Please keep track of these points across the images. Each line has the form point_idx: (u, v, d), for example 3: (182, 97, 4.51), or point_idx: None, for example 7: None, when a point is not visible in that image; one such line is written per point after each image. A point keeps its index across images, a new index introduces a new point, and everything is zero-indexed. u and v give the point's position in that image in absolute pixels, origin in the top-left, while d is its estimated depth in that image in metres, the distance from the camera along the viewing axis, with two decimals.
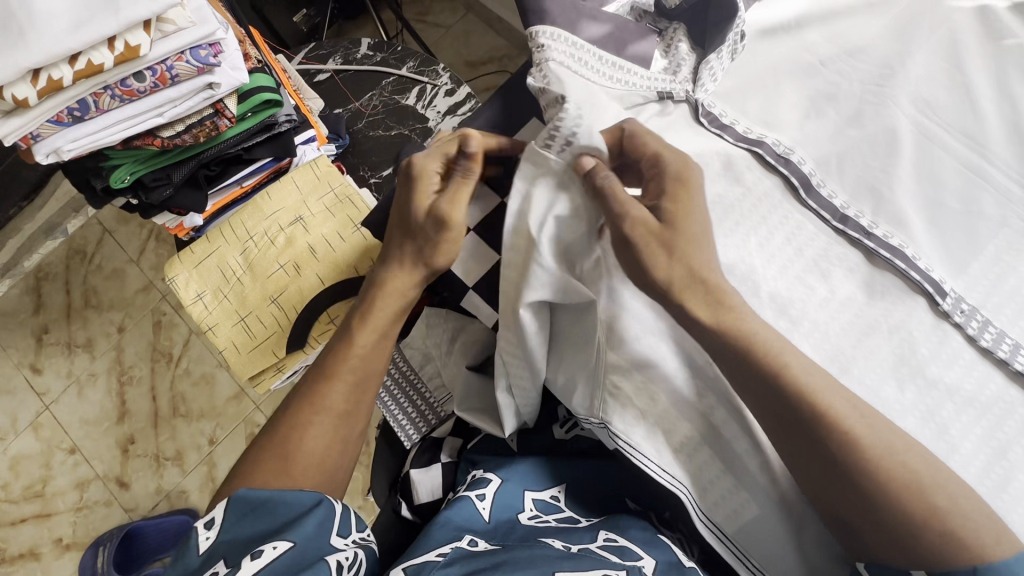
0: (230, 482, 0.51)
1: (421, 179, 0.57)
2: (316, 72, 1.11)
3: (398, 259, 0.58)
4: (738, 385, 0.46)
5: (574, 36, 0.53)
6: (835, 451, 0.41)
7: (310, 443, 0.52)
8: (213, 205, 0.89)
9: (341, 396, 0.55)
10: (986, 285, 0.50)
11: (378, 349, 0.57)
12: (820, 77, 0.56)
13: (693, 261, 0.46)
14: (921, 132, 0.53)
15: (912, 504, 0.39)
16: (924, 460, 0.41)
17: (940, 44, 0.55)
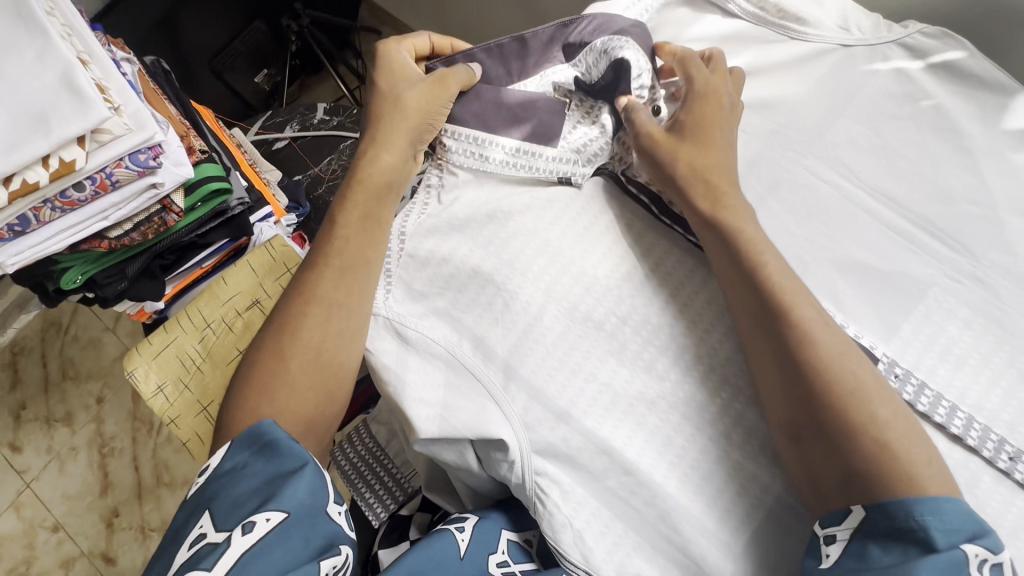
0: (233, 395, 0.53)
1: (382, 57, 0.60)
2: (274, 140, 1.12)
3: (375, 144, 0.58)
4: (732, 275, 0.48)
5: (479, 132, 0.58)
6: (790, 347, 0.44)
7: (307, 335, 0.52)
8: (173, 288, 0.88)
9: (332, 287, 0.54)
10: (918, 347, 0.50)
11: (365, 236, 0.56)
12: (748, 141, 0.56)
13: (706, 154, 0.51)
14: (845, 196, 0.54)
15: (855, 412, 0.41)
16: (879, 385, 0.43)
17: (862, 107, 0.56)
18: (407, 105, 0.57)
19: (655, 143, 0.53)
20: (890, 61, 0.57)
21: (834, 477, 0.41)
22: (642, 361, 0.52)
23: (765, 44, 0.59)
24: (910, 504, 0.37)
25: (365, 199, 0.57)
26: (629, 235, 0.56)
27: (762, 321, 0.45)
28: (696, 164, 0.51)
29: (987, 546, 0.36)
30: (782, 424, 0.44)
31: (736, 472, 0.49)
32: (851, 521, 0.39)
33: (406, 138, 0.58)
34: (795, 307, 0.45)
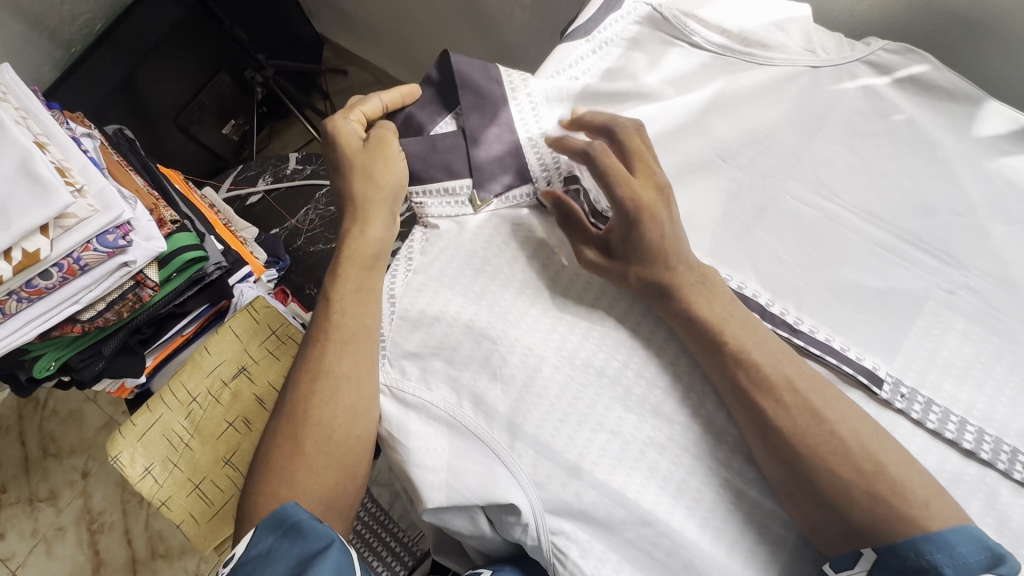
0: (252, 486, 0.51)
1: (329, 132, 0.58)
2: (248, 195, 1.10)
3: (355, 216, 0.57)
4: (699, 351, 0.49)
5: (445, 181, 0.57)
6: (768, 417, 0.45)
7: (319, 412, 0.51)
8: (154, 359, 0.85)
9: (342, 361, 0.52)
10: (921, 363, 0.50)
11: (362, 306, 0.54)
12: (727, 172, 0.56)
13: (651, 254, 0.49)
14: (830, 217, 0.55)
15: (841, 468, 0.42)
16: (858, 427, 0.44)
17: (836, 127, 0.57)
18: (374, 179, 0.56)
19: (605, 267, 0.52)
20: (858, 79, 0.58)
21: (839, 527, 0.42)
22: (647, 406, 0.51)
23: (733, 71, 0.59)
24: (919, 544, 0.39)
25: (357, 275, 0.55)
26: None
27: (739, 397, 0.46)
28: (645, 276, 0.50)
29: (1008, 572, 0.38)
30: (778, 484, 0.46)
31: (756, 512, 0.48)
32: (865, 564, 0.41)
33: (386, 206, 0.57)
34: (769, 379, 0.45)
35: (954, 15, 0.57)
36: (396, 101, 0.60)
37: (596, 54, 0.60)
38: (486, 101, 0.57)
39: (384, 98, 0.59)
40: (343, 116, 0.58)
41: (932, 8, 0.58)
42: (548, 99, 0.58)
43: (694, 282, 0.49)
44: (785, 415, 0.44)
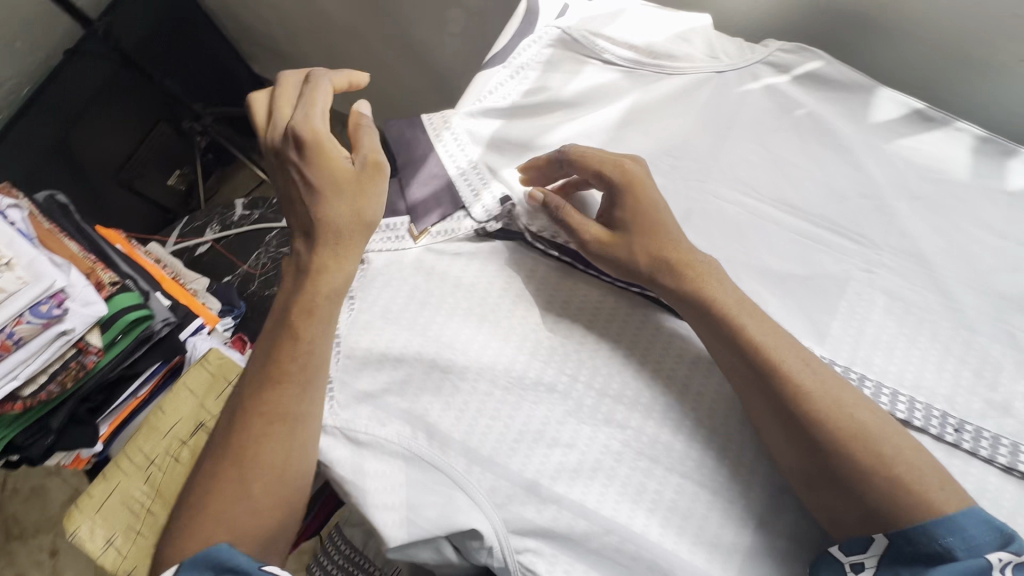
0: (191, 524, 0.49)
1: (307, 142, 0.52)
2: (196, 245, 1.09)
3: (325, 240, 0.52)
4: (706, 334, 0.50)
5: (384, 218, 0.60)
6: (790, 403, 0.45)
7: (267, 454, 0.49)
8: (109, 426, 0.82)
9: (294, 399, 0.50)
10: (851, 342, 0.52)
11: (318, 341, 0.52)
12: (653, 180, 0.59)
13: (656, 235, 0.52)
14: (753, 212, 0.57)
15: (861, 455, 0.43)
16: (878, 419, 0.45)
17: (748, 127, 0.60)
18: (355, 209, 0.52)
19: (607, 248, 0.53)
20: (761, 80, 0.61)
21: (856, 514, 0.44)
22: (600, 416, 0.52)
23: (646, 83, 0.62)
24: (932, 529, 0.40)
25: (313, 307, 0.52)
26: (562, 289, 0.56)
27: (753, 388, 0.48)
28: (655, 252, 0.51)
29: (1014, 550, 0.39)
30: (797, 472, 0.47)
31: (714, 504, 0.50)
32: (876, 548, 0.43)
33: (359, 238, 0.54)
34: (780, 367, 0.46)
35: (841, 10, 0.61)
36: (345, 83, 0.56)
37: (514, 79, 0.62)
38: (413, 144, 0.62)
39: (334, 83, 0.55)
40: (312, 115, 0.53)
41: (821, 6, 0.62)
42: (472, 134, 0.61)
43: (702, 271, 0.50)
44: (810, 402, 0.45)
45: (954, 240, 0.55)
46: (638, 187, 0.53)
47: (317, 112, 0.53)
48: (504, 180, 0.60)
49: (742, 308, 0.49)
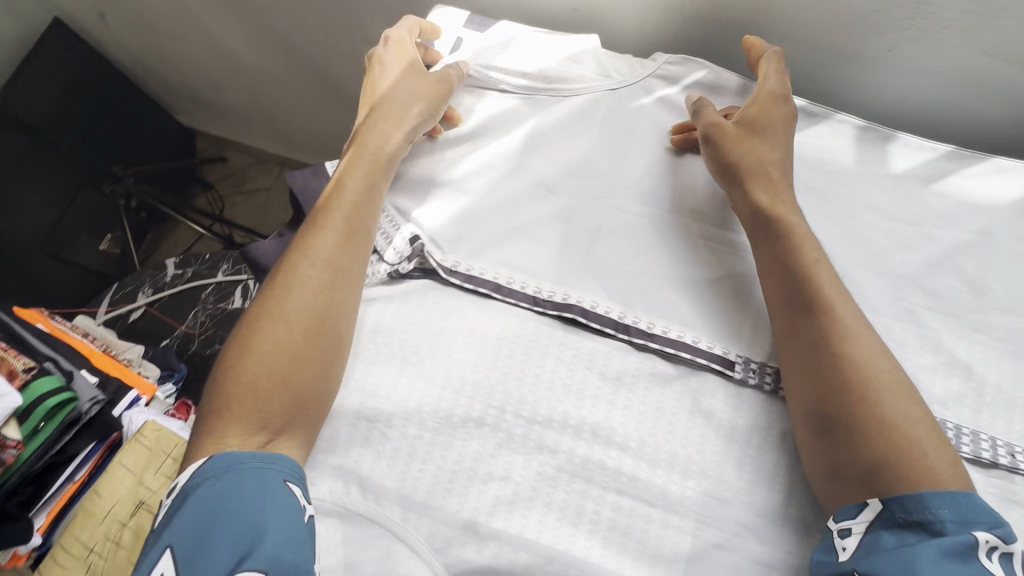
0: (235, 362, 0.50)
1: (395, 42, 0.63)
2: (128, 311, 1.05)
3: (383, 122, 0.60)
4: (779, 254, 0.52)
5: None
6: (844, 341, 0.47)
7: (316, 303, 0.52)
8: (44, 518, 0.76)
9: (342, 255, 0.54)
10: (764, 339, 0.55)
11: (367, 201, 0.57)
12: (560, 202, 0.60)
13: (764, 148, 0.56)
14: (659, 222, 0.59)
15: (883, 410, 0.44)
16: (907, 385, 0.46)
17: (644, 141, 0.62)
18: (408, 95, 0.60)
19: (724, 136, 0.57)
20: (654, 92, 0.64)
21: (861, 470, 0.44)
22: (531, 443, 0.52)
23: (544, 107, 0.64)
24: (927, 498, 0.40)
25: (351, 177, 0.57)
26: (481, 319, 0.56)
27: (795, 317, 0.50)
28: (766, 159, 0.55)
29: (1003, 536, 0.40)
30: (811, 416, 0.47)
31: (653, 515, 0.50)
32: (868, 514, 0.43)
33: (413, 119, 0.60)
34: (827, 296, 0.49)
35: (717, 21, 0.64)
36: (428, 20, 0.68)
37: None
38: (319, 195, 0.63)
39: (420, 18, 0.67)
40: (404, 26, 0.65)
41: (703, 17, 0.64)
42: None
43: (786, 204, 0.54)
44: (855, 344, 0.47)
45: (847, 228, 0.58)
46: (786, 101, 0.58)
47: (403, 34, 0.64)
48: (415, 220, 0.60)
49: (801, 238, 0.52)
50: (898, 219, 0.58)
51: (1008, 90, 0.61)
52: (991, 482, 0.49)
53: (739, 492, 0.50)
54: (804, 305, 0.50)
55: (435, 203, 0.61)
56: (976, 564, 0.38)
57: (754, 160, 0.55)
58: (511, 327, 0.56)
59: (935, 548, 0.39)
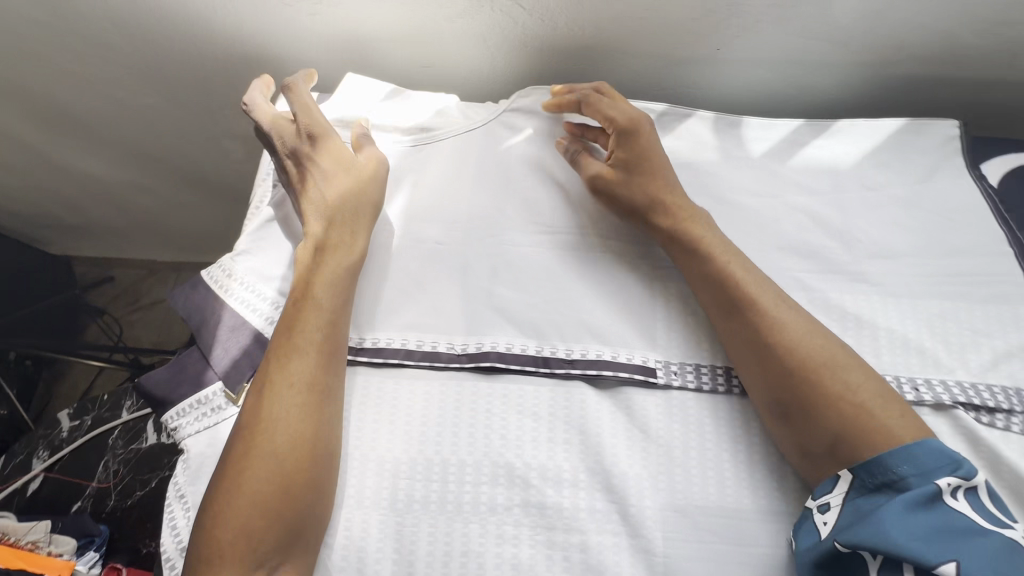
0: (220, 505, 0.46)
1: (308, 126, 0.59)
2: (24, 484, 0.92)
3: (332, 218, 0.56)
4: (692, 267, 0.56)
5: (195, 394, 0.54)
6: (778, 335, 0.51)
7: (302, 426, 0.49)
8: None
9: (322, 369, 0.51)
10: (676, 340, 0.58)
11: (337, 306, 0.53)
12: (451, 251, 0.60)
13: (655, 174, 0.59)
14: (554, 251, 0.61)
15: (827, 388, 0.48)
16: (849, 356, 0.50)
17: (521, 177, 0.64)
18: (351, 184, 0.57)
19: (609, 183, 0.60)
20: (511, 125, 0.66)
21: (825, 445, 0.48)
22: (483, 507, 0.51)
23: (414, 158, 0.64)
24: (885, 460, 0.45)
25: (315, 280, 0.54)
26: (402, 393, 0.55)
27: (733, 317, 0.54)
28: (651, 190, 0.58)
29: (965, 475, 0.43)
30: (772, 406, 0.51)
31: (620, 544, 0.51)
32: (842, 485, 0.46)
33: (366, 211, 0.57)
34: (753, 292, 0.53)
35: (571, 50, 0.69)
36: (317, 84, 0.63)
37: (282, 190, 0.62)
38: (205, 304, 0.58)
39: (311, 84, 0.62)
40: (308, 104, 0.60)
41: (553, 51, 0.69)
42: (259, 274, 0.58)
43: (693, 220, 0.57)
44: (787, 335, 0.51)
45: (727, 216, 0.61)
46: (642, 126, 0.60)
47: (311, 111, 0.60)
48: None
49: (712, 249, 0.56)
50: (768, 196, 0.63)
51: (829, 62, 0.68)
52: None
53: (692, 495, 0.52)
54: (734, 309, 0.54)
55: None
56: (942, 507, 0.42)
57: (643, 198, 0.58)
58: (439, 395, 0.55)
59: (901, 500, 0.43)
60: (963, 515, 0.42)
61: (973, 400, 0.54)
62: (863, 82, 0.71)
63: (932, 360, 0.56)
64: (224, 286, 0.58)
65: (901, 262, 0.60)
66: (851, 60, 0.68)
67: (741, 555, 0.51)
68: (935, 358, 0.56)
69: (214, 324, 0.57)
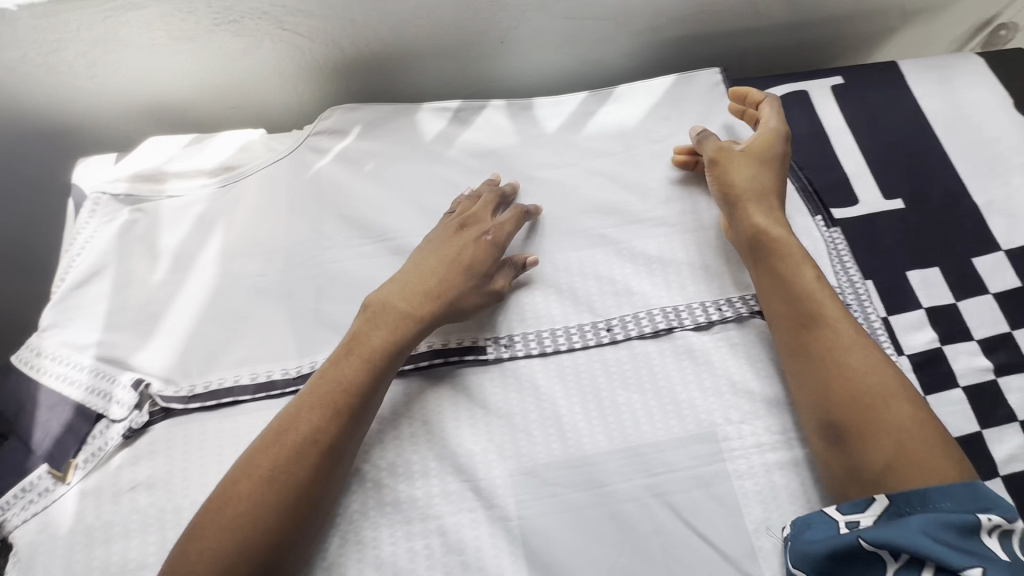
0: (197, 537, 0.45)
1: (478, 225, 0.60)
2: None
3: (400, 317, 0.55)
4: (780, 293, 0.56)
5: (18, 483, 0.52)
6: (849, 361, 0.51)
7: (301, 484, 0.47)
8: None
9: (342, 438, 0.49)
10: (503, 315, 0.61)
11: (372, 394, 0.52)
12: (274, 280, 0.61)
13: (752, 191, 0.61)
14: (374, 257, 0.62)
15: (893, 414, 0.49)
16: (908, 388, 0.50)
17: (332, 193, 0.65)
18: (447, 273, 0.57)
19: (725, 160, 0.63)
20: (319, 148, 0.68)
21: (877, 468, 0.48)
22: (339, 517, 0.52)
23: (224, 199, 0.64)
24: (926, 493, 0.45)
25: (364, 368, 0.52)
26: (241, 428, 0.55)
27: (797, 331, 0.55)
28: (745, 204, 0.60)
29: (1003, 516, 0.43)
30: (824, 425, 0.52)
31: (477, 518, 0.53)
32: (876, 508, 0.46)
33: (433, 309, 0.56)
34: (825, 314, 0.54)
35: (362, 64, 0.71)
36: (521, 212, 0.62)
37: (89, 257, 0.61)
38: (14, 389, 0.55)
39: (522, 215, 0.62)
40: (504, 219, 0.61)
41: (345, 69, 0.71)
42: (73, 347, 0.57)
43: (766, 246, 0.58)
44: (856, 362, 0.51)
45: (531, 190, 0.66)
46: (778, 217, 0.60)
47: (495, 225, 0.60)
48: (133, 365, 0.56)
49: (790, 279, 0.56)
50: (567, 166, 0.68)
51: (602, 36, 0.73)
52: (710, 338, 0.60)
53: (537, 454, 0.55)
54: (822, 335, 0.53)
55: (155, 342, 0.58)
56: (975, 539, 0.42)
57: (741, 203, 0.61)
58: None
59: (937, 520, 0.43)
60: (992, 549, 0.42)
61: None
62: (639, 47, 0.76)
63: (728, 279, 0.62)
64: (36, 365, 0.56)
65: (692, 200, 0.66)
66: (620, 32, 0.73)
67: (593, 498, 0.53)
68: (732, 279, 0.62)
69: (28, 408, 0.54)
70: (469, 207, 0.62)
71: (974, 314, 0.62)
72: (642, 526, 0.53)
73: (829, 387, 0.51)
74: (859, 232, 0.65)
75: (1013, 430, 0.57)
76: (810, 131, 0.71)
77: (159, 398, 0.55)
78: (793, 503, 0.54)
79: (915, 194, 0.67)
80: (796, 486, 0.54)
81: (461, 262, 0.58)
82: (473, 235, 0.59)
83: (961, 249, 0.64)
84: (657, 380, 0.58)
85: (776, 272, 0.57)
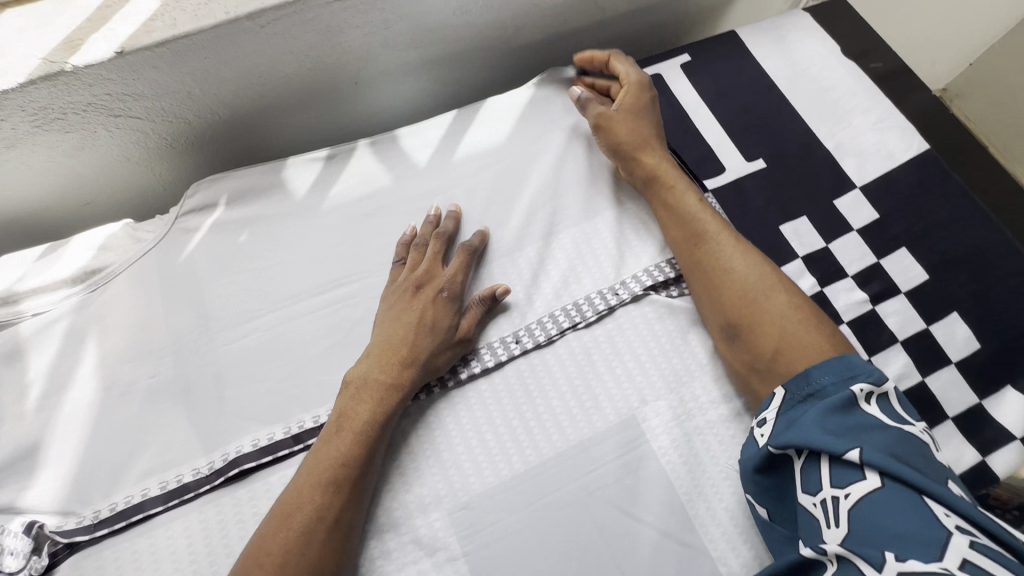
0: None
1: (434, 280, 0.60)
2: None
3: (383, 384, 0.54)
4: (670, 218, 0.62)
5: None
6: (734, 267, 0.57)
7: (315, 565, 0.47)
8: None
9: (347, 512, 0.49)
10: None
11: (370, 463, 0.52)
12: (167, 377, 0.58)
13: (631, 133, 0.65)
14: (269, 328, 0.60)
15: (775, 307, 0.55)
16: (787, 285, 0.56)
17: (211, 271, 0.63)
18: (417, 330, 0.57)
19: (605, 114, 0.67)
20: (190, 227, 0.65)
21: (767, 357, 0.53)
22: None
23: (94, 304, 0.60)
24: (809, 374, 0.49)
25: (356, 443, 0.52)
26: (157, 540, 0.52)
27: (689, 248, 0.60)
28: (625, 148, 0.65)
29: (873, 381, 0.47)
30: (723, 327, 0.57)
31: (423, 568, 0.52)
32: (776, 402, 0.49)
33: (414, 372, 0.56)
34: (708, 230, 0.60)
35: (219, 132, 0.68)
36: (471, 252, 0.62)
37: None
38: None
39: (471, 255, 0.62)
40: (456, 266, 0.61)
41: (202, 140, 0.68)
42: None
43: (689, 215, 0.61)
44: (740, 267, 0.57)
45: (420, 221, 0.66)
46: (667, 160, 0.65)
47: (454, 274, 0.60)
48: (24, 508, 0.52)
49: (713, 235, 0.60)
50: (448, 193, 0.68)
51: (458, 59, 0.73)
52: (615, 330, 0.61)
53: (471, 487, 0.55)
54: (708, 251, 0.59)
55: (43, 476, 0.54)
56: (858, 413, 0.45)
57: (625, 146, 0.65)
58: (198, 524, 0.52)
59: (824, 408, 0.45)
60: (872, 416, 0.45)
61: (659, 279, 0.63)
62: (497, 62, 0.77)
63: (622, 268, 0.64)
64: None
65: (574, 199, 0.68)
66: (474, 51, 0.73)
67: (533, 515, 0.54)
68: (624, 267, 0.64)
69: None
70: (419, 260, 0.62)
71: (845, 252, 0.66)
72: (585, 527, 0.53)
73: (720, 294, 0.57)
74: (731, 197, 0.69)
75: (896, 351, 0.61)
76: (672, 112, 0.74)
77: (59, 536, 0.51)
78: (720, 469, 0.56)
79: (775, 151, 0.71)
80: (719, 453, 0.56)
81: (429, 316, 0.58)
82: (430, 294, 0.59)
83: (823, 194, 0.69)
84: (572, 382, 0.59)
85: (666, 202, 0.63)
